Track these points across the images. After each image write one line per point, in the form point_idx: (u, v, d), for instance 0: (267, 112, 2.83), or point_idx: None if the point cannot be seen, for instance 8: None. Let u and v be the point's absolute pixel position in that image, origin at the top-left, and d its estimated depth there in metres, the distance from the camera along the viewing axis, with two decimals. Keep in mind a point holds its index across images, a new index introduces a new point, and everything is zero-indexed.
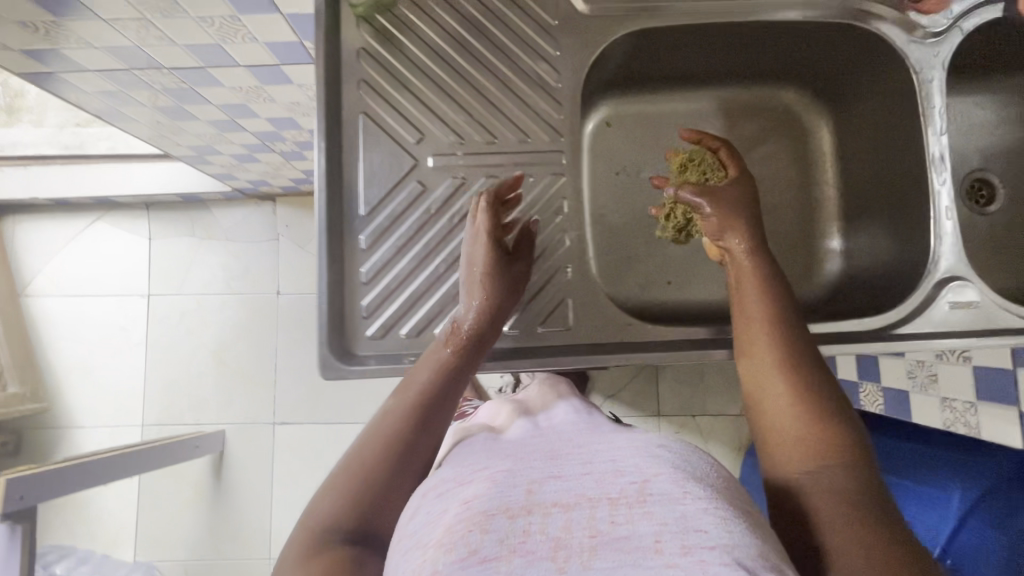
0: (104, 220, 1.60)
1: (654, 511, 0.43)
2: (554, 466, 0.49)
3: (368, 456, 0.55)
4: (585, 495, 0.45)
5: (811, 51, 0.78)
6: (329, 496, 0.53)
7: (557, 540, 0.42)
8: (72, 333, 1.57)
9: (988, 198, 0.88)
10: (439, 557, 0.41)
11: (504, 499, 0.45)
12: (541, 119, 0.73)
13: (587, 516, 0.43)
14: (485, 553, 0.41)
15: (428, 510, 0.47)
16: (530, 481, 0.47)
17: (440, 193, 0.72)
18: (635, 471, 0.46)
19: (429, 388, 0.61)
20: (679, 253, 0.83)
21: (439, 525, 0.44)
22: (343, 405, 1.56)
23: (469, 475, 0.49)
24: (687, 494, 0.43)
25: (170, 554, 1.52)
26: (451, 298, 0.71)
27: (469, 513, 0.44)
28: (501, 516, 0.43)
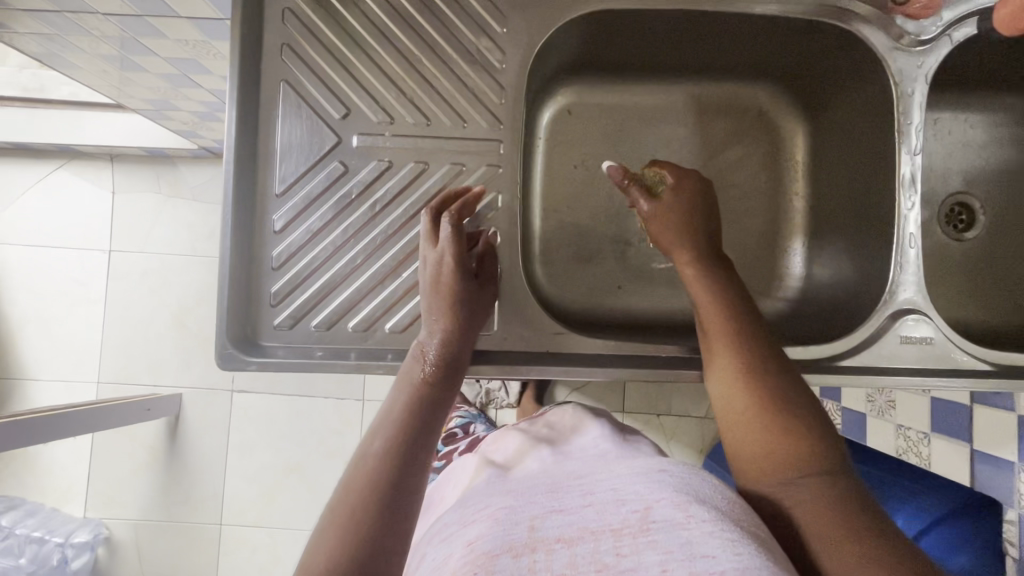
0: (66, 168, 1.54)
1: (658, 540, 0.43)
2: (554, 501, 0.51)
3: (351, 497, 0.51)
4: (587, 527, 0.46)
5: (785, 50, 0.73)
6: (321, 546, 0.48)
7: (564, 575, 0.43)
8: (29, 283, 1.53)
9: (967, 223, 0.85)
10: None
11: (507, 540, 0.46)
12: (481, 102, 0.67)
13: (590, 549, 0.44)
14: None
15: (438, 551, 0.49)
16: (531, 518, 0.49)
17: (364, 175, 0.67)
18: (636, 501, 0.48)
19: (408, 412, 0.58)
20: (635, 257, 0.79)
21: (447, 567, 0.46)
22: (304, 377, 1.54)
23: (471, 517, 0.53)
24: (690, 519, 0.44)
25: (121, 512, 1.51)
26: (398, 298, 0.67)
27: (473, 552, 0.46)
28: (506, 555, 0.44)
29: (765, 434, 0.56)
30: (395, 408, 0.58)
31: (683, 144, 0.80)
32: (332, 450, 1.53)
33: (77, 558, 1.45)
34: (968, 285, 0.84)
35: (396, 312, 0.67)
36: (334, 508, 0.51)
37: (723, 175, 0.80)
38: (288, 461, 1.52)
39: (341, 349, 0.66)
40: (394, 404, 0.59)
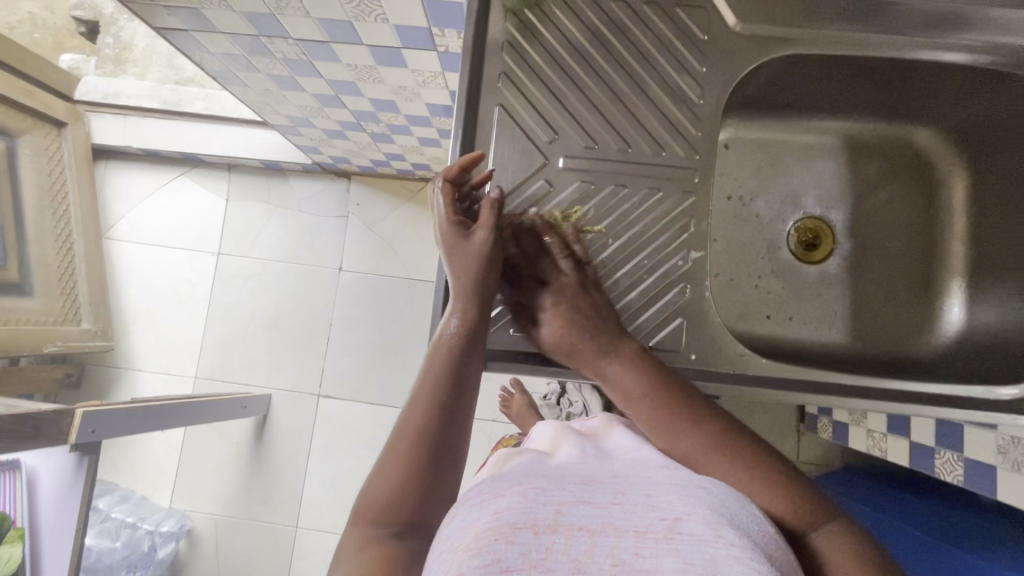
0: (187, 176, 1.65)
1: (681, 551, 0.37)
2: (583, 492, 0.44)
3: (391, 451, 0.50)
4: (612, 524, 0.40)
5: (985, 91, 0.65)
6: (376, 483, 0.49)
7: (578, 563, 0.37)
8: (142, 279, 1.63)
9: None
10: (465, 560, 0.36)
11: (533, 515, 0.40)
12: (678, 131, 0.60)
13: (610, 545, 0.38)
14: (507, 562, 0.36)
15: (463, 517, 0.42)
16: (558, 501, 0.42)
17: (565, 197, 0.59)
18: (666, 509, 0.41)
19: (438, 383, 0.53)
20: (782, 286, 0.76)
21: (470, 530, 0.40)
22: (389, 387, 1.58)
23: (504, 489, 0.44)
24: (719, 538, 0.38)
25: (204, 507, 1.56)
26: None
27: (497, 523, 0.39)
28: (527, 531, 0.39)
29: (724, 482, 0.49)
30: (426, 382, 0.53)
31: (832, 179, 0.77)
32: None
33: (164, 547, 1.47)
34: None
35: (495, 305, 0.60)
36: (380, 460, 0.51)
37: (873, 218, 0.76)
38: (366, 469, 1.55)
39: (540, 359, 0.60)
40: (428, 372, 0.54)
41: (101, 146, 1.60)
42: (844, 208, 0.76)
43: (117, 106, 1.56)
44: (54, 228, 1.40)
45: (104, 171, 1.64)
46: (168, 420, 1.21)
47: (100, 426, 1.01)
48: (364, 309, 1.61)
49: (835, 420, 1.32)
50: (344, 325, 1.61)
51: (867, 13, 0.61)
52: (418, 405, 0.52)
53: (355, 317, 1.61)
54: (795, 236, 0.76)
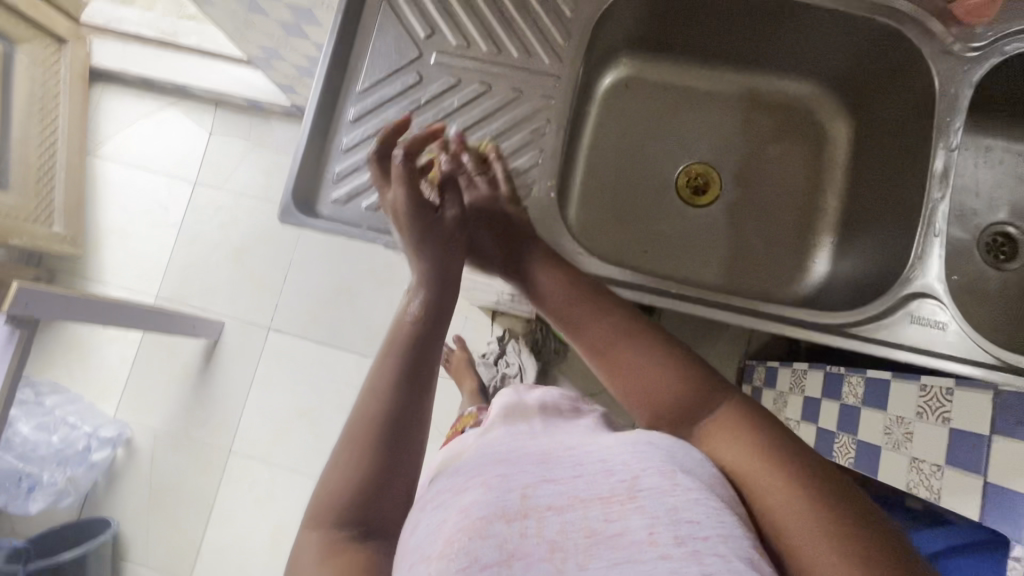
0: (176, 107, 1.73)
1: (643, 507, 0.41)
2: (545, 469, 0.46)
3: (347, 454, 0.49)
4: (578, 496, 0.43)
5: (864, 42, 0.67)
6: (335, 481, 0.49)
7: (554, 542, 0.40)
8: (120, 199, 1.70)
9: (1009, 253, 0.76)
10: (443, 568, 0.38)
11: (500, 503, 0.43)
12: (547, 42, 0.63)
13: (580, 517, 0.42)
14: (486, 560, 0.38)
15: (428, 522, 0.44)
16: (523, 485, 0.44)
17: (434, 90, 0.63)
18: (623, 469, 0.45)
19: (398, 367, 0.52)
20: (664, 225, 0.78)
21: (440, 536, 0.41)
22: (337, 329, 1.62)
23: (464, 483, 0.46)
24: (676, 486, 0.43)
25: (146, 421, 1.61)
26: None
27: (467, 520, 0.41)
28: (499, 522, 0.41)
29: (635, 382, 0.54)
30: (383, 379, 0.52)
31: (726, 128, 0.79)
32: (346, 403, 1.59)
33: (98, 451, 1.54)
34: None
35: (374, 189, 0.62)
36: (334, 463, 0.50)
37: (762, 169, 0.78)
38: (304, 405, 1.59)
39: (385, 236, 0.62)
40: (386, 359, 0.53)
41: (100, 68, 1.69)
42: (732, 157, 0.78)
43: (118, 32, 1.65)
44: (40, 135, 1.51)
45: (100, 93, 1.72)
46: (111, 319, 1.27)
47: (35, 302, 1.08)
48: (323, 252, 1.66)
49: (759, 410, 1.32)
50: (302, 265, 1.66)
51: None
52: (378, 392, 0.51)
53: (314, 259, 1.66)
54: (683, 180, 0.78)
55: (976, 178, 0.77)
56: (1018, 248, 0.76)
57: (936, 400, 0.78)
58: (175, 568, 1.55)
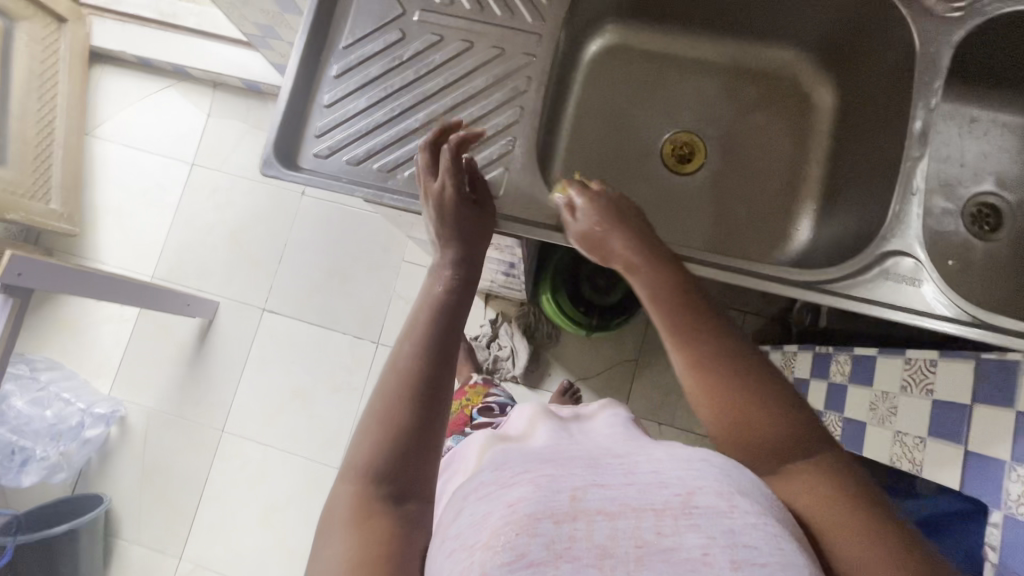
0: (175, 88, 1.74)
1: (699, 525, 0.38)
2: (595, 474, 0.43)
3: (379, 417, 0.48)
4: (629, 503, 0.40)
5: (846, 4, 0.67)
6: (366, 440, 0.48)
7: (603, 548, 0.37)
8: (118, 178, 1.71)
9: (994, 224, 0.75)
10: (488, 559, 0.37)
11: (548, 502, 0.40)
12: (529, 0, 0.63)
13: (633, 527, 0.38)
14: (533, 556, 0.36)
15: (471, 511, 0.41)
16: (573, 486, 0.41)
17: (416, 47, 0.63)
18: (679, 483, 0.41)
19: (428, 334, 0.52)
20: (648, 192, 0.78)
21: (485, 527, 0.39)
22: (331, 311, 1.62)
23: (513, 477, 0.43)
24: (734, 507, 0.39)
25: (140, 399, 1.63)
26: (403, 139, 0.62)
27: (514, 515, 0.39)
28: (547, 520, 0.38)
29: (723, 390, 0.49)
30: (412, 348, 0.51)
31: (712, 97, 0.79)
32: (338, 385, 1.59)
33: (92, 428, 1.55)
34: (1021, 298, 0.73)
35: (357, 144, 0.62)
36: (363, 431, 0.49)
37: (746, 137, 0.78)
38: (296, 385, 1.60)
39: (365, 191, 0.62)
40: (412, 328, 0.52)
41: (99, 49, 1.70)
42: (717, 126, 0.78)
43: (118, 12, 1.66)
44: (39, 111, 1.52)
45: (100, 74, 1.74)
46: (106, 293, 1.28)
47: (28, 272, 1.08)
48: (318, 233, 1.66)
49: None
50: (296, 246, 1.67)
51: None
52: (408, 354, 0.51)
53: (309, 241, 1.67)
54: (668, 148, 0.78)
55: (961, 147, 0.77)
56: (1002, 219, 0.76)
57: (920, 372, 0.78)
58: (167, 544, 1.56)
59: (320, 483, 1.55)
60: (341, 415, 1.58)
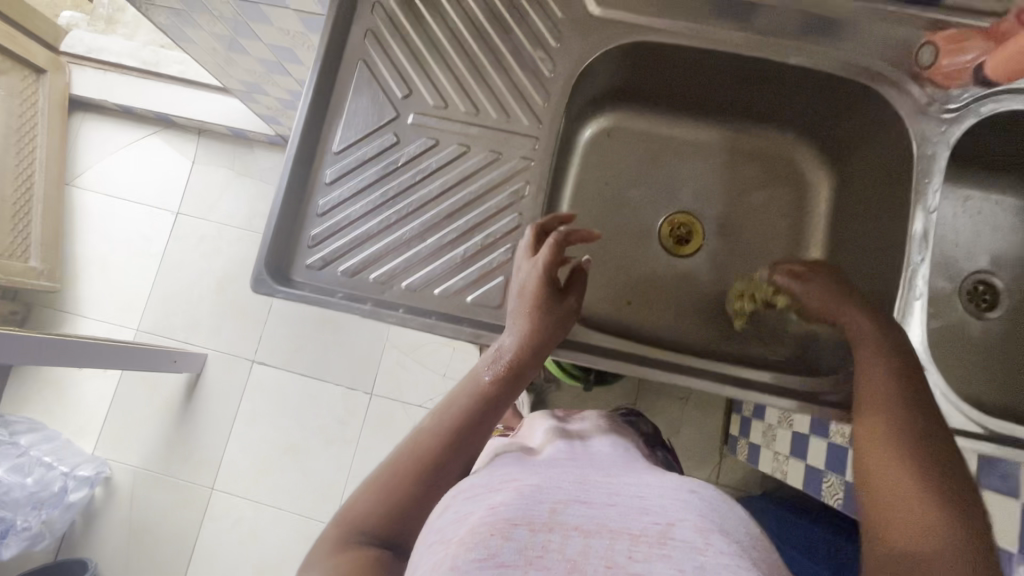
0: (158, 135, 1.70)
1: (673, 559, 0.33)
2: (582, 489, 0.39)
3: (389, 470, 0.50)
4: (608, 523, 0.36)
5: (843, 97, 0.67)
6: (372, 485, 0.49)
7: (573, 563, 0.33)
8: (98, 228, 1.66)
9: (990, 302, 0.76)
10: (458, 554, 0.34)
11: (528, 511, 0.37)
12: (525, 101, 0.62)
13: (605, 547, 0.34)
14: (503, 560, 0.33)
15: (457, 507, 0.40)
16: (554, 498, 0.38)
17: (411, 152, 0.62)
18: (662, 512, 0.36)
19: (461, 413, 0.52)
20: (649, 275, 0.77)
21: (465, 522, 0.37)
22: (323, 361, 1.59)
23: (498, 479, 0.41)
24: (713, 545, 0.33)
25: (126, 458, 1.58)
26: (401, 248, 0.60)
27: (493, 518, 0.36)
28: (522, 526, 0.35)
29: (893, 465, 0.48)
30: (461, 396, 0.54)
31: (711, 177, 0.78)
32: (331, 437, 1.56)
33: (75, 491, 1.50)
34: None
35: (353, 254, 0.60)
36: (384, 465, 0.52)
37: (745, 218, 0.77)
38: (288, 438, 1.56)
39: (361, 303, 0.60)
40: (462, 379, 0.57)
41: (80, 98, 1.66)
42: (716, 207, 0.78)
43: (98, 61, 1.62)
44: (16, 167, 1.48)
45: (81, 122, 1.70)
46: (88, 359, 1.24)
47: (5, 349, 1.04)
48: None
49: (750, 442, 1.31)
50: None
51: (743, 9, 0.65)
52: (437, 426, 0.52)
53: None
54: (666, 230, 0.78)
55: (956, 227, 0.77)
56: (998, 297, 0.77)
57: None
58: None
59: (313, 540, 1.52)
60: (334, 468, 1.54)
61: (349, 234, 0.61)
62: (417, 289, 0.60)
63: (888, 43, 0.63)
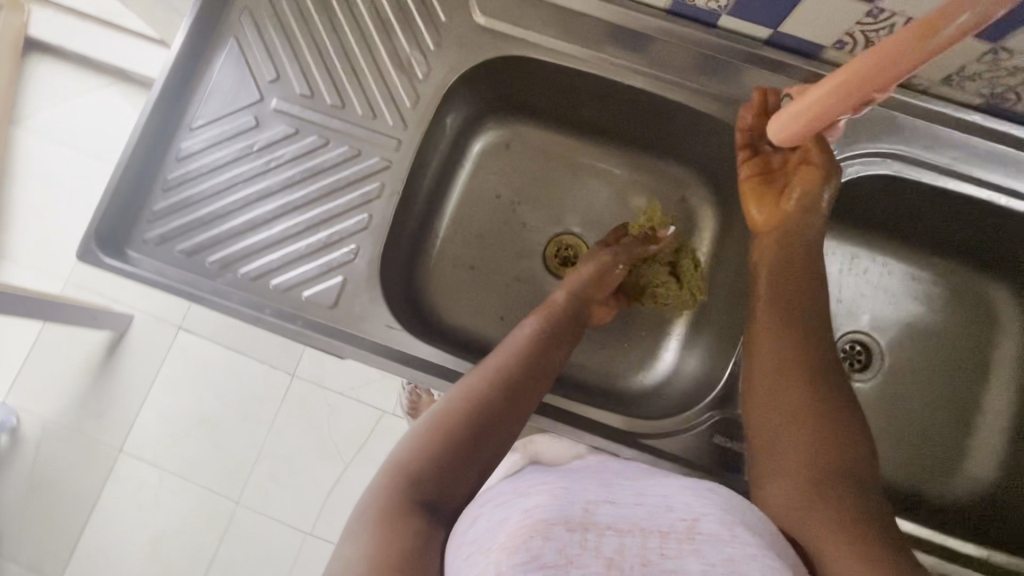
0: (114, 86, 1.65)
1: (701, 552, 0.38)
2: (605, 493, 0.43)
3: (426, 440, 0.51)
4: (637, 524, 0.40)
5: (726, 140, 0.67)
6: (413, 454, 0.50)
7: (611, 559, 0.37)
8: (39, 174, 1.63)
9: (863, 363, 0.75)
10: (501, 560, 0.36)
11: (565, 511, 0.39)
12: (392, 102, 0.62)
13: (639, 544, 0.38)
14: (547, 558, 0.35)
15: (489, 517, 0.42)
16: (586, 500, 0.41)
17: (269, 138, 0.60)
18: (683, 510, 0.41)
19: (486, 391, 0.54)
20: (529, 293, 0.76)
21: (503, 529, 0.39)
22: (250, 336, 1.57)
23: (526, 490, 0.44)
24: (735, 538, 0.39)
25: (36, 408, 1.55)
26: (242, 235, 0.59)
27: (530, 520, 0.38)
28: (562, 527, 0.38)
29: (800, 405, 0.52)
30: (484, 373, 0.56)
31: (602, 202, 0.78)
32: (247, 413, 1.54)
33: None
34: (885, 439, 0.73)
35: (194, 235, 0.59)
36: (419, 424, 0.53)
37: None
38: (205, 410, 1.54)
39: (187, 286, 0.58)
40: (496, 357, 0.58)
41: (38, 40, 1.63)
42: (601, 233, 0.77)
43: (60, 6, 1.60)
44: None
45: (37, 64, 1.66)
46: (7, 306, 1.21)
47: None
48: None
49: None
50: None
51: (632, 37, 0.63)
52: (464, 399, 0.53)
53: None
54: (552, 250, 0.77)
55: (841, 283, 0.77)
56: (870, 358, 0.76)
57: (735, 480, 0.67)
58: (45, 565, 1.48)
59: (215, 515, 1.49)
60: (246, 446, 1.52)
61: (191, 214, 0.59)
62: (249, 282, 0.58)
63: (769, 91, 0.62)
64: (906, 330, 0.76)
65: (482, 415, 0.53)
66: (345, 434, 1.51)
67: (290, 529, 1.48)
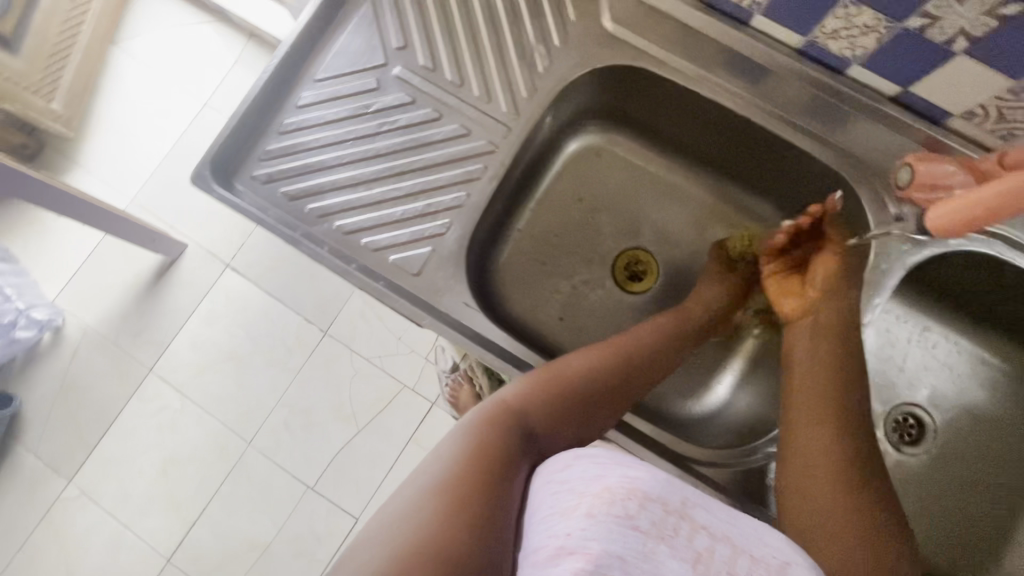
0: (212, 25, 1.71)
1: None
2: (704, 499, 0.46)
3: (547, 387, 0.57)
4: (731, 538, 0.42)
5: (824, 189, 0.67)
6: (529, 390, 0.56)
7: (699, 555, 0.40)
8: (126, 94, 1.70)
9: (915, 437, 0.74)
10: (596, 504, 0.41)
11: (663, 492, 0.43)
12: (509, 90, 0.63)
13: (728, 557, 0.40)
14: (641, 523, 0.40)
15: (586, 467, 0.46)
16: (686, 495, 0.44)
17: (387, 102, 0.62)
18: (780, 551, 0.42)
19: (610, 371, 0.60)
20: (593, 300, 0.76)
21: (601, 481, 0.43)
22: (292, 288, 1.60)
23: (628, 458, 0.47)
24: None
25: (80, 314, 1.62)
26: (343, 188, 0.61)
27: (631, 485, 0.42)
28: (659, 504, 0.42)
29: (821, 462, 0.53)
30: (614, 355, 0.61)
31: (682, 225, 0.78)
32: (275, 360, 1.58)
33: (24, 329, 1.54)
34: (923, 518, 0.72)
35: (299, 181, 0.61)
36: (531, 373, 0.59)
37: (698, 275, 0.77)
38: (236, 349, 1.58)
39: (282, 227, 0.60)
40: (625, 344, 0.63)
41: None
42: (673, 255, 0.78)
43: None
44: (68, 12, 1.52)
45: None
46: (78, 211, 1.27)
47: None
48: None
49: None
50: None
51: (755, 70, 0.63)
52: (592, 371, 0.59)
53: None
54: (621, 263, 0.78)
55: (907, 353, 0.76)
56: (923, 433, 0.75)
57: None
58: (60, 463, 1.55)
59: (226, 451, 1.54)
60: (268, 391, 1.56)
61: (300, 160, 0.61)
62: (340, 236, 0.60)
63: (882, 149, 0.62)
64: (964, 412, 0.75)
65: (599, 391, 0.58)
66: (363, 400, 1.54)
67: (294, 479, 1.51)
